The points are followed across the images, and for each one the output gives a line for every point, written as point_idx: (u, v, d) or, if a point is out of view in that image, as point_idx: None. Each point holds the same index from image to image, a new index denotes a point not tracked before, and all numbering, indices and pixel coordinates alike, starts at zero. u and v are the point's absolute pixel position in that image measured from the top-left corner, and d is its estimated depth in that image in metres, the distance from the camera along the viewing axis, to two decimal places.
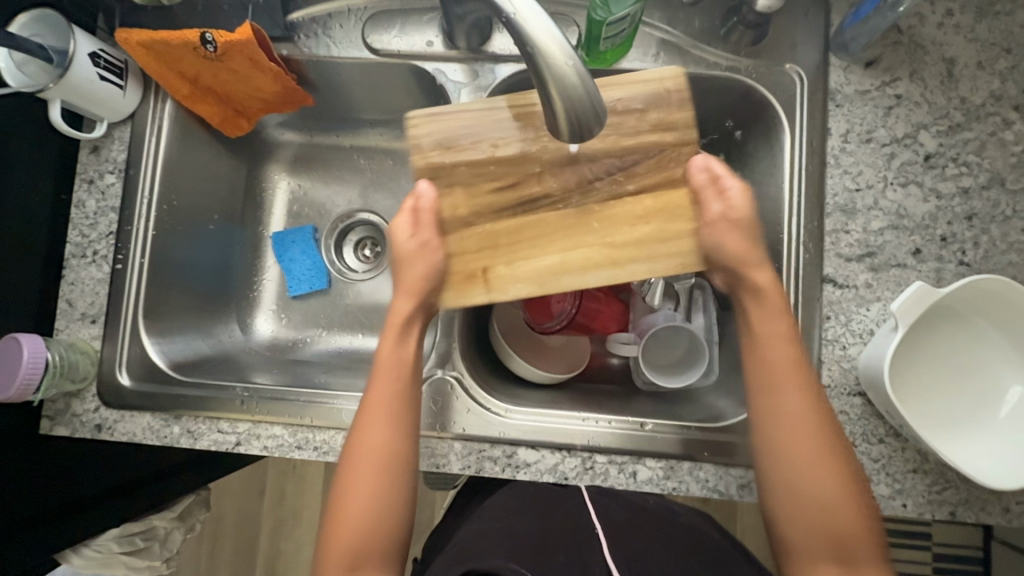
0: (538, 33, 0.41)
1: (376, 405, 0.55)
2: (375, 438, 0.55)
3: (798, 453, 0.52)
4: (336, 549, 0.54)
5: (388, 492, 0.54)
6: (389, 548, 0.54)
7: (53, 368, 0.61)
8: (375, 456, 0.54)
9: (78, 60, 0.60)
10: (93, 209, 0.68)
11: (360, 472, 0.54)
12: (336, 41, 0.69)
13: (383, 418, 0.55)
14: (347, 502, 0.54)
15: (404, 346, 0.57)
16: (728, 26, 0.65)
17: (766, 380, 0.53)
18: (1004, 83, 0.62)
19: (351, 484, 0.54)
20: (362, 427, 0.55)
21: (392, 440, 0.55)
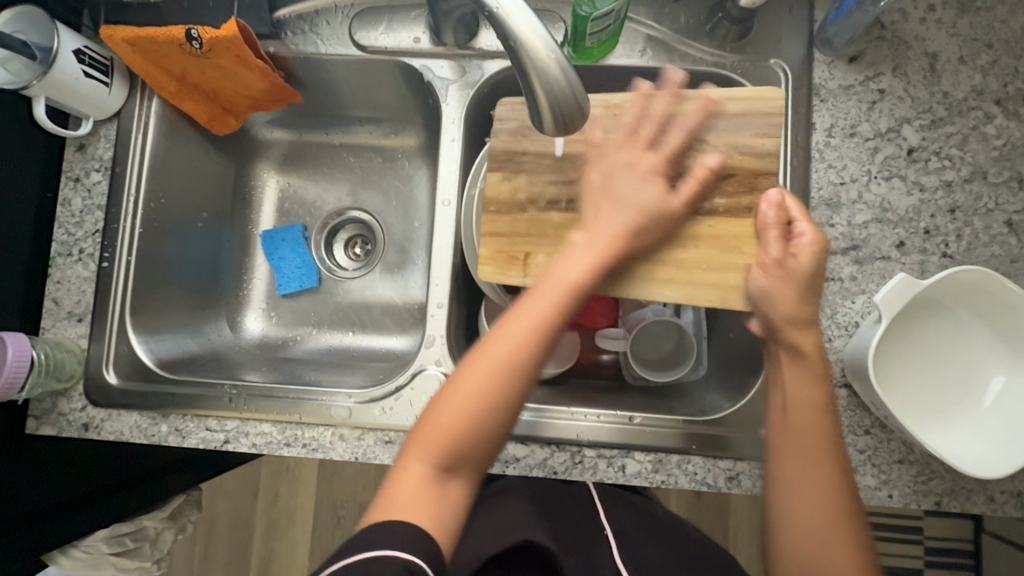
0: (520, 27, 0.41)
1: (531, 312, 0.51)
2: (519, 345, 0.50)
3: (807, 451, 0.51)
4: (430, 438, 0.50)
5: (507, 406, 0.50)
6: (478, 458, 0.51)
7: (38, 367, 0.60)
8: (512, 364, 0.50)
9: (63, 56, 0.59)
10: (80, 207, 0.68)
11: (477, 369, 0.51)
12: (323, 38, 0.69)
13: (541, 326, 0.51)
14: (461, 393, 0.50)
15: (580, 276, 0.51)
16: (713, 21, 0.65)
17: (799, 376, 0.53)
18: (985, 77, 0.63)
19: (474, 379, 0.50)
20: (512, 326, 0.51)
21: (521, 353, 0.50)
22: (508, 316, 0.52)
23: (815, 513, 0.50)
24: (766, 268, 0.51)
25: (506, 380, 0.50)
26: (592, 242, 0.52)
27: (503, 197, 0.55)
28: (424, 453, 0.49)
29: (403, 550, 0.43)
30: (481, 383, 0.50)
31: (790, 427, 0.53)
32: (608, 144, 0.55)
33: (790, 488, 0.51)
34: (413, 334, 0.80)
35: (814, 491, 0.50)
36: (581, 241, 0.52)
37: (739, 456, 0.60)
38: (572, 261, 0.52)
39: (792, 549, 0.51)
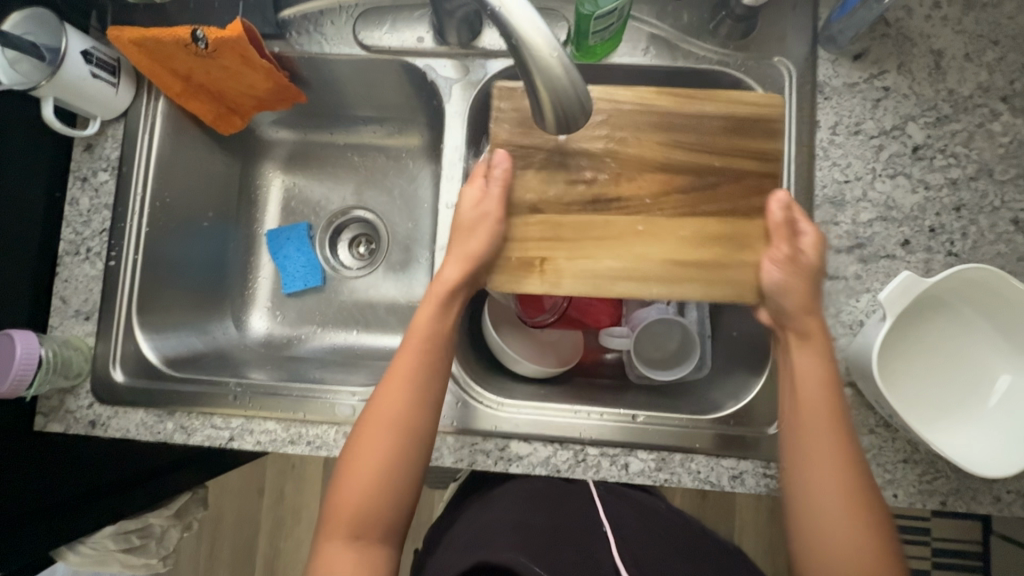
0: (522, 25, 0.41)
1: (398, 370, 0.55)
2: (390, 411, 0.54)
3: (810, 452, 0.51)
4: (336, 517, 0.53)
5: (397, 468, 0.53)
6: (389, 523, 0.54)
7: (46, 364, 0.61)
8: (391, 429, 0.54)
9: (71, 57, 0.60)
10: (87, 206, 0.68)
11: (369, 435, 0.54)
12: (328, 38, 0.70)
13: (410, 385, 0.55)
14: (350, 471, 0.53)
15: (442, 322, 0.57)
16: (717, 20, 0.66)
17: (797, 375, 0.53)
18: (991, 74, 0.62)
19: (360, 454, 0.54)
20: (383, 393, 0.55)
21: (402, 407, 0.54)
22: (385, 382, 0.56)
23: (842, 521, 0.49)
24: (778, 262, 0.52)
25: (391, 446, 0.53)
26: (438, 288, 0.56)
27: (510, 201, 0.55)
28: (334, 532, 0.53)
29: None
30: (367, 453, 0.53)
31: (802, 432, 0.52)
32: (611, 142, 0.56)
33: (817, 495, 0.50)
34: None
35: (840, 499, 0.49)
36: (429, 293, 0.57)
37: (744, 454, 0.60)
38: (424, 313, 0.57)
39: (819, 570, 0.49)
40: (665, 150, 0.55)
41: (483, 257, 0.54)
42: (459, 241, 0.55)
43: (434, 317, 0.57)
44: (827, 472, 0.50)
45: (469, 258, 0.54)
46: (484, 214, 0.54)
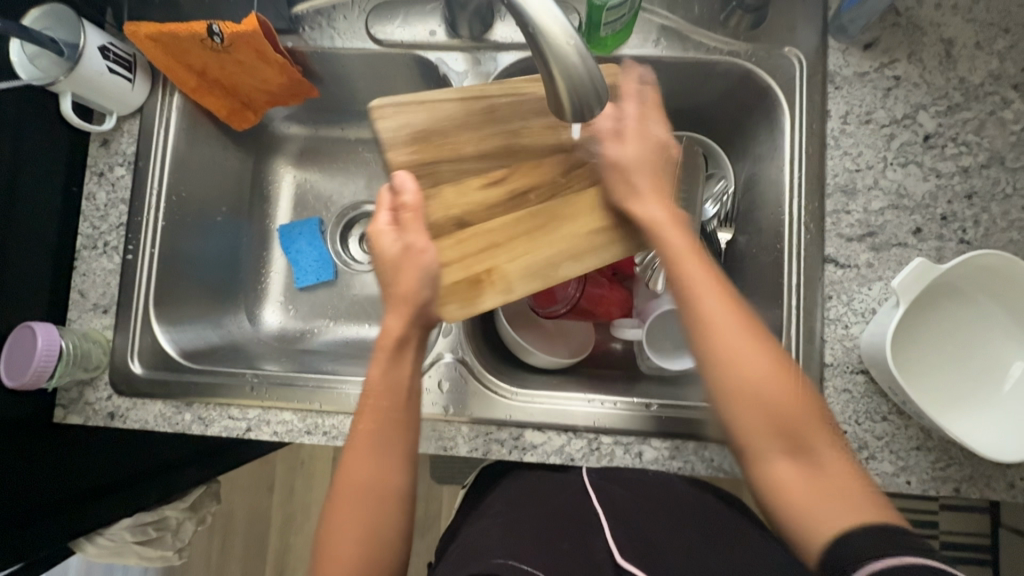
0: (540, 15, 0.42)
1: (364, 434, 0.51)
2: (361, 474, 0.50)
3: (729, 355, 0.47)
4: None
5: (381, 536, 0.50)
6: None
7: (66, 356, 0.62)
8: (367, 493, 0.50)
9: (88, 52, 0.61)
10: (104, 201, 0.69)
11: (345, 506, 0.50)
12: (340, 32, 0.70)
13: (378, 440, 0.51)
14: (331, 546, 0.49)
15: (398, 372, 0.52)
16: (727, 11, 0.66)
17: (685, 290, 0.49)
18: (1002, 63, 0.63)
19: (340, 529, 0.50)
20: (352, 455, 0.51)
21: (375, 471, 0.50)
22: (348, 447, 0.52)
23: (763, 405, 0.45)
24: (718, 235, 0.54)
25: (371, 509, 0.50)
26: (385, 341, 0.52)
27: (438, 213, 0.53)
28: None
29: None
30: (347, 520, 0.50)
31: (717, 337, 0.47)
32: None
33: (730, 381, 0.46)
34: None
35: (752, 375, 0.46)
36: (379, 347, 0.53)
37: None
38: (376, 366, 0.53)
39: (762, 462, 0.46)
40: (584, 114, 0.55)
41: (422, 300, 0.52)
42: (391, 286, 0.52)
43: (389, 371, 0.52)
44: (731, 359, 0.46)
45: (408, 301, 0.51)
46: (409, 251, 0.52)
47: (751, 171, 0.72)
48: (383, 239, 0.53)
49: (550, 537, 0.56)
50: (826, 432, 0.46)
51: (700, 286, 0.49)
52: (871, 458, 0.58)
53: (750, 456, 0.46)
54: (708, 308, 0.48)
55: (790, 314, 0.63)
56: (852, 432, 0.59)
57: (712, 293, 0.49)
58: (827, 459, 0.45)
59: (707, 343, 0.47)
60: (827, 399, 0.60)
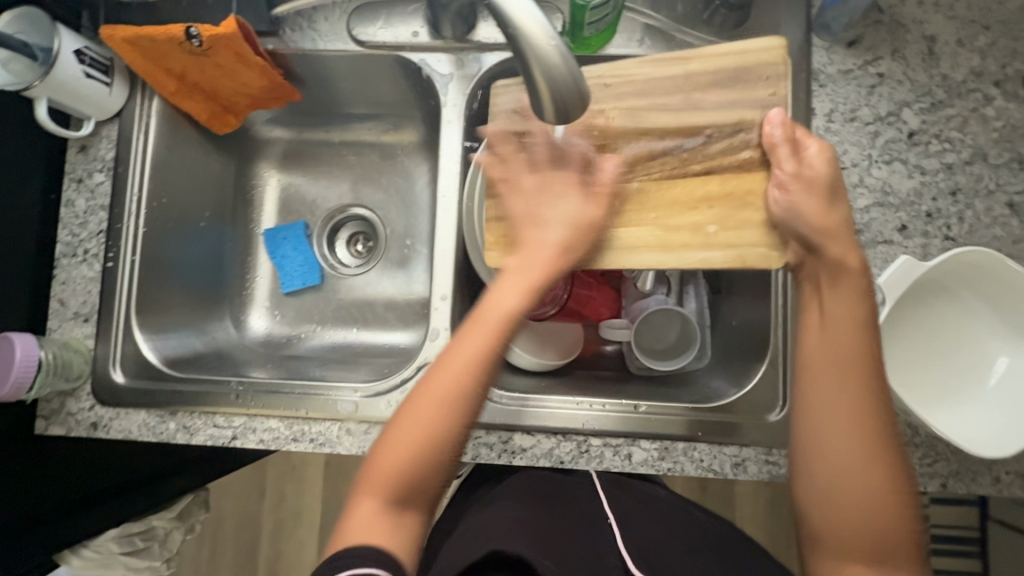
0: (520, 15, 0.41)
1: (473, 339, 0.50)
2: (452, 377, 0.49)
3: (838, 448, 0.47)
4: (377, 476, 0.48)
5: (444, 443, 0.48)
6: (431, 489, 0.49)
7: (46, 367, 0.61)
8: (446, 397, 0.49)
9: (63, 56, 0.60)
10: (83, 208, 0.68)
11: (424, 402, 0.49)
12: (322, 34, 0.70)
13: (474, 348, 0.49)
14: (396, 435, 0.49)
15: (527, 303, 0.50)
16: (710, 9, 0.66)
17: (821, 374, 0.49)
18: (983, 59, 0.63)
19: (408, 419, 0.49)
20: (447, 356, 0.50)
21: (467, 380, 0.49)
22: (452, 345, 0.50)
23: (848, 513, 0.47)
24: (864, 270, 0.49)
25: (440, 419, 0.48)
26: (530, 261, 0.50)
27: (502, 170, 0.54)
28: (367, 493, 0.48)
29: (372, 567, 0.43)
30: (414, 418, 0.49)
31: (831, 434, 0.48)
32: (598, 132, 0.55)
33: (839, 477, 0.47)
34: (419, 328, 0.80)
35: (854, 478, 0.47)
36: (517, 261, 0.51)
37: (745, 442, 0.60)
38: (512, 283, 0.50)
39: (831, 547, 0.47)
40: (734, 103, 0.52)
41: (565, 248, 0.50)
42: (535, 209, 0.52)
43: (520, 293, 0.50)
44: (834, 464, 0.47)
45: (575, 227, 0.50)
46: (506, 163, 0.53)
47: None
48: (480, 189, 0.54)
49: (558, 534, 0.56)
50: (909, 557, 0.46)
51: (840, 378, 0.48)
52: None
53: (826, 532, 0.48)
54: (836, 399, 0.48)
55: (776, 313, 0.64)
56: None
57: (844, 386, 0.48)
58: (899, 570, 0.46)
59: (819, 434, 0.48)
60: None
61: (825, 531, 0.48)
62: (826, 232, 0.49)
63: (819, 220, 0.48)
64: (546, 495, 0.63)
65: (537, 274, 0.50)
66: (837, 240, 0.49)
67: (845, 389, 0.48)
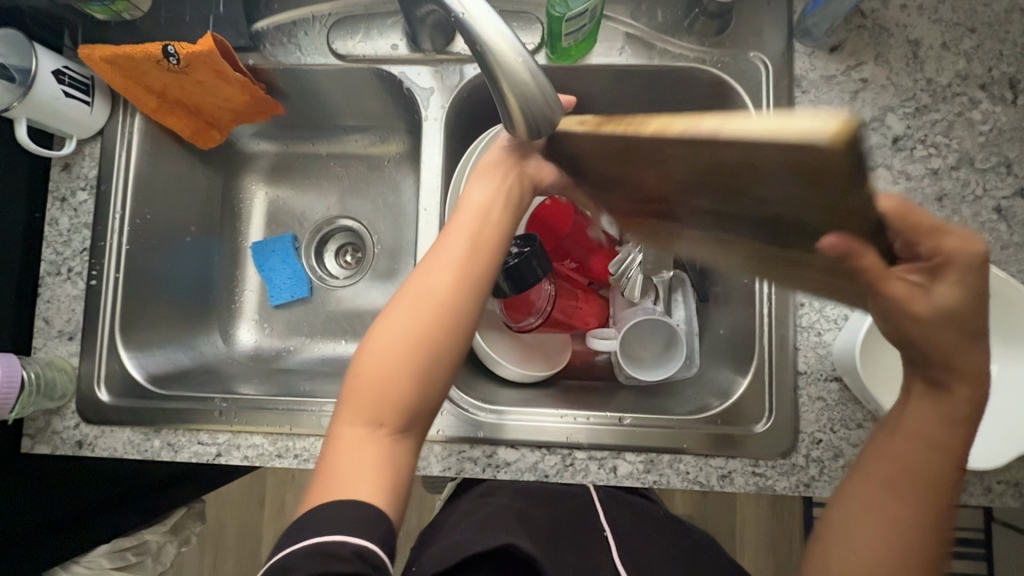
0: (488, 32, 0.41)
1: (446, 247, 0.50)
2: (429, 282, 0.49)
3: (879, 479, 0.46)
4: (358, 400, 0.47)
5: (424, 354, 0.47)
6: (415, 410, 0.48)
7: (29, 387, 0.61)
8: (426, 306, 0.48)
9: (42, 77, 0.60)
10: (67, 226, 0.68)
11: (398, 315, 0.48)
12: (302, 48, 0.69)
13: (455, 260, 0.49)
14: (375, 354, 0.48)
15: (484, 201, 0.52)
16: (691, 17, 0.65)
17: (903, 426, 0.46)
18: (969, 62, 0.62)
19: (382, 333, 0.48)
20: (424, 269, 0.50)
21: (445, 287, 0.48)
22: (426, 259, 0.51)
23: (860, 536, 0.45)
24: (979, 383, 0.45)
25: (421, 337, 0.48)
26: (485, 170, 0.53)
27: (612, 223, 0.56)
28: (350, 417, 0.47)
29: (354, 535, 0.41)
30: (391, 335, 0.48)
31: (880, 469, 0.46)
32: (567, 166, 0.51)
33: (852, 497, 0.46)
34: None
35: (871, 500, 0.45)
36: (480, 173, 0.54)
37: (732, 453, 0.60)
38: (475, 189, 0.52)
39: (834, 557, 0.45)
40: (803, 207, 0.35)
41: (500, 168, 0.53)
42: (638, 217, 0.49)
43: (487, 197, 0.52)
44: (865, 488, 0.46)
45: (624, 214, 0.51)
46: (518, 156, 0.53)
47: None
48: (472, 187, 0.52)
49: (558, 541, 0.56)
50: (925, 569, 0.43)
51: (921, 427, 0.45)
52: (846, 465, 0.58)
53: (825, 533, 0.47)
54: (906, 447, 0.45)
55: (762, 322, 0.63)
56: (828, 440, 0.59)
57: (924, 435, 0.45)
58: None
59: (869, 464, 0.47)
60: (802, 407, 0.60)
61: (832, 539, 0.46)
62: (935, 364, 0.45)
63: (935, 349, 0.44)
64: (533, 492, 0.62)
65: (498, 180, 0.52)
66: (954, 370, 0.44)
67: (946, 432, 0.45)
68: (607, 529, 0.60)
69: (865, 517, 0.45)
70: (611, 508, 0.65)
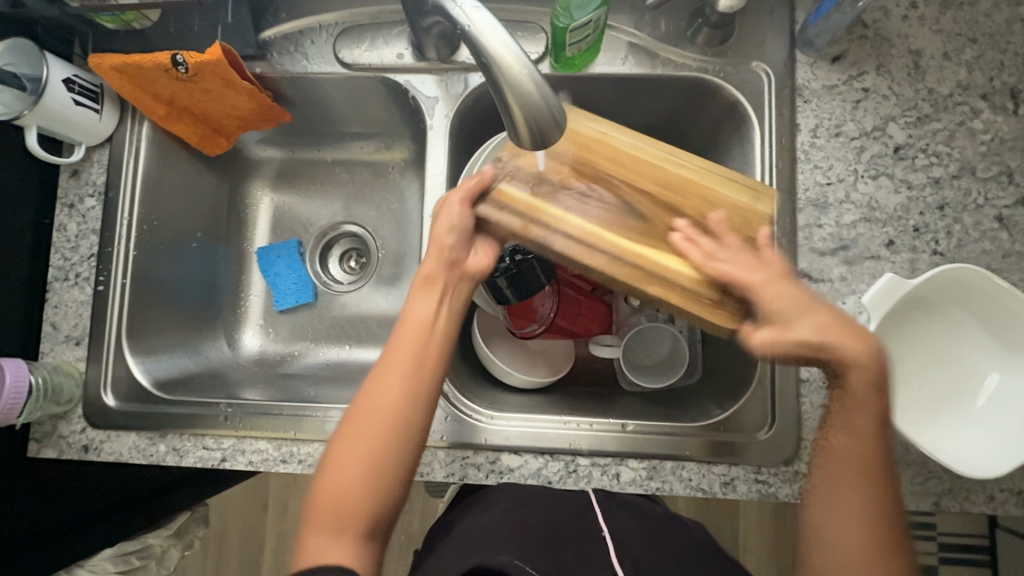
0: (493, 44, 0.42)
1: (398, 356, 0.53)
2: (388, 392, 0.51)
3: (840, 471, 0.48)
4: (324, 512, 0.48)
5: (385, 458, 0.49)
6: (383, 516, 0.49)
7: (37, 392, 0.61)
8: (385, 416, 0.50)
9: (52, 86, 0.61)
10: (74, 232, 0.69)
11: (358, 427, 0.50)
12: (309, 57, 0.70)
13: (405, 370, 0.52)
14: (336, 464, 0.49)
15: (427, 307, 0.55)
16: (694, 27, 0.66)
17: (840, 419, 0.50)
18: (970, 72, 0.63)
19: (345, 445, 0.50)
20: (378, 378, 0.52)
21: (404, 395, 0.51)
22: (379, 370, 0.52)
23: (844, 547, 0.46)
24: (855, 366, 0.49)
25: (381, 443, 0.49)
26: (425, 281, 0.56)
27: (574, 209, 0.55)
28: (318, 526, 0.47)
29: None
30: (352, 446, 0.49)
31: (833, 460, 0.49)
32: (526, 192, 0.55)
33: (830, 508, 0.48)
34: None
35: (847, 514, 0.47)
36: (420, 283, 0.56)
37: (734, 460, 0.60)
38: (420, 301, 0.55)
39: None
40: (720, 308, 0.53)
41: (439, 277, 0.56)
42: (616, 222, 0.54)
43: (427, 304, 0.55)
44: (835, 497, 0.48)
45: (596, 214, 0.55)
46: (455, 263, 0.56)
47: None
48: (417, 300, 0.55)
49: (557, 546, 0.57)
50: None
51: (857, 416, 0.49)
52: None
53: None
54: (847, 440, 0.49)
55: None
56: None
57: (861, 422, 0.49)
58: None
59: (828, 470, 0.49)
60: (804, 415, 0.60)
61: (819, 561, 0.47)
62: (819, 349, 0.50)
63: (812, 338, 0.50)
64: (531, 500, 0.62)
65: (439, 287, 0.55)
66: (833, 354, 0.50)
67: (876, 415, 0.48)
68: (605, 531, 0.59)
69: (837, 532, 0.47)
70: (617, 509, 0.63)
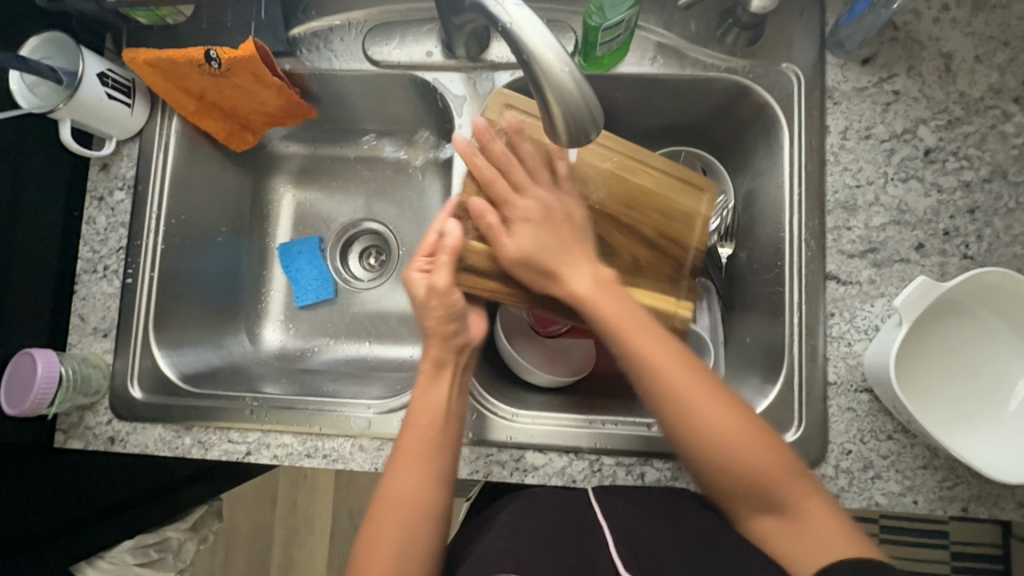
0: (534, 40, 0.42)
1: (410, 449, 0.54)
2: (406, 487, 0.53)
3: (666, 375, 0.52)
4: None
5: (413, 550, 0.52)
6: None
7: (66, 382, 0.62)
8: (406, 513, 0.52)
9: (88, 79, 0.62)
10: (104, 224, 0.70)
11: (380, 526, 0.52)
12: (338, 54, 0.71)
13: (420, 467, 0.54)
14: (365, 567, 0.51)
15: (436, 391, 0.56)
16: (724, 28, 0.66)
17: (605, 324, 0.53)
18: (1002, 76, 0.62)
19: (372, 543, 0.52)
20: (394, 477, 0.54)
21: (424, 487, 0.53)
22: (394, 468, 0.54)
23: (730, 446, 0.51)
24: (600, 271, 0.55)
25: (406, 537, 0.52)
26: (434, 372, 0.56)
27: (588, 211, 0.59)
28: None
29: None
30: (382, 542, 0.52)
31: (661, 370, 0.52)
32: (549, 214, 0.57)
33: (692, 424, 0.51)
34: None
35: (708, 413, 0.51)
36: (427, 372, 0.57)
37: None
38: (433, 391, 0.56)
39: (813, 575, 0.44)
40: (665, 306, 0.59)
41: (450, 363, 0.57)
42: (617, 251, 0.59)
43: (432, 392, 0.56)
44: (683, 396, 0.51)
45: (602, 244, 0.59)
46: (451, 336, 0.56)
47: (751, 186, 0.70)
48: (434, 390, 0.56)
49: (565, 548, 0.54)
50: (796, 474, 0.51)
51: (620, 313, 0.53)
52: (876, 477, 0.58)
53: (732, 504, 0.53)
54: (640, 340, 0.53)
55: (792, 330, 0.62)
56: (857, 451, 0.58)
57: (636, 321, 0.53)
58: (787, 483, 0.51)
59: (658, 380, 0.52)
60: (832, 417, 0.59)
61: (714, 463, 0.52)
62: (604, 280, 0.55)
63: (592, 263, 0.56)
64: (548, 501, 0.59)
65: (447, 378, 0.56)
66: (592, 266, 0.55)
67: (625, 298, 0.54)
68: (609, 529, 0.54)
69: (706, 430, 0.51)
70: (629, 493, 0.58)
